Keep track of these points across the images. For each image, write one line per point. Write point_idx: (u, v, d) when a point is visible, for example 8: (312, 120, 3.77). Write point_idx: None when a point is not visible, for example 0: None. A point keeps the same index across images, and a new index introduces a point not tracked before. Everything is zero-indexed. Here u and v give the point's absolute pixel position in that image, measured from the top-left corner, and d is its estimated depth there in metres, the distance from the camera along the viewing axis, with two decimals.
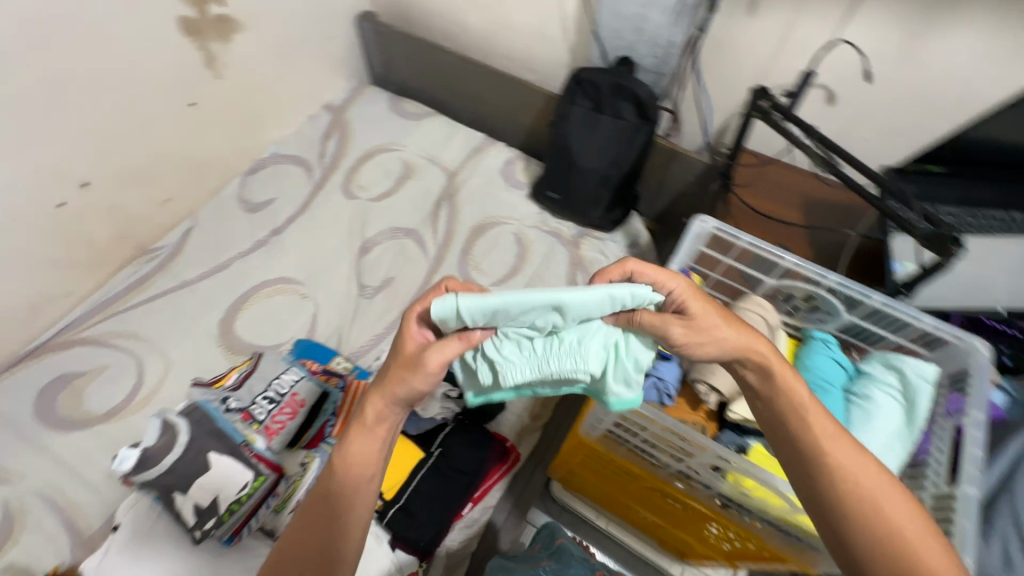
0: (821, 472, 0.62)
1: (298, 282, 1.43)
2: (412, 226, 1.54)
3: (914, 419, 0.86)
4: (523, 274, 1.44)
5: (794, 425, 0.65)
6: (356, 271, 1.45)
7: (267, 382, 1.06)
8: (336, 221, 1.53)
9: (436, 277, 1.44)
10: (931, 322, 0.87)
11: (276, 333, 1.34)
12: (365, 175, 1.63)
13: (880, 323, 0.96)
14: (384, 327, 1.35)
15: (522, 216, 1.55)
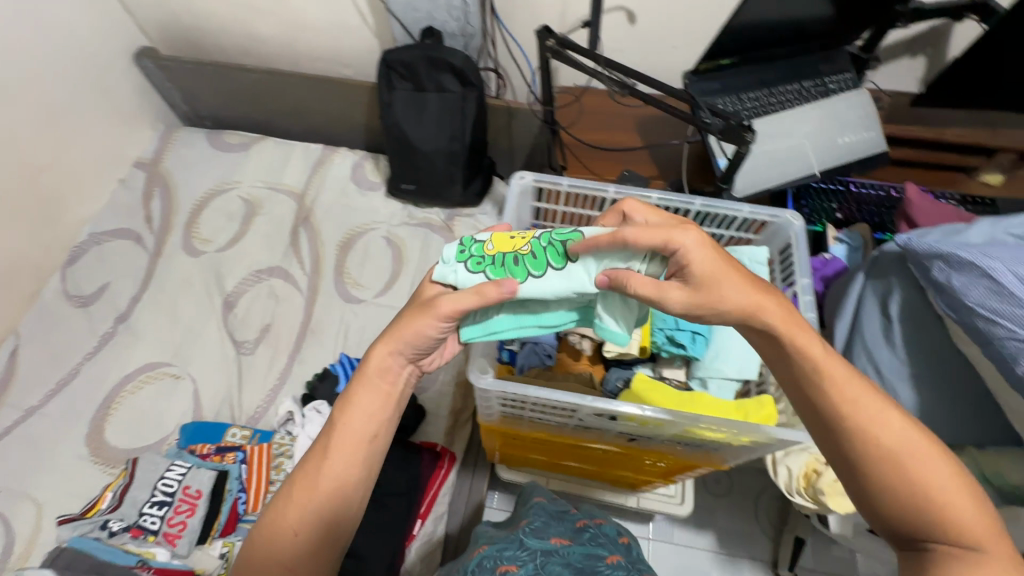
0: (855, 448, 0.51)
1: (164, 363, 1.28)
2: (274, 263, 1.42)
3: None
4: (405, 274, 1.39)
5: (819, 391, 0.54)
6: (227, 329, 1.32)
7: (151, 487, 0.95)
8: (188, 284, 1.38)
9: (316, 307, 1.36)
10: (747, 208, 0.75)
11: (157, 427, 1.20)
12: (205, 225, 1.48)
13: (710, 222, 0.82)
14: (276, 377, 1.26)
15: (387, 216, 1.48)
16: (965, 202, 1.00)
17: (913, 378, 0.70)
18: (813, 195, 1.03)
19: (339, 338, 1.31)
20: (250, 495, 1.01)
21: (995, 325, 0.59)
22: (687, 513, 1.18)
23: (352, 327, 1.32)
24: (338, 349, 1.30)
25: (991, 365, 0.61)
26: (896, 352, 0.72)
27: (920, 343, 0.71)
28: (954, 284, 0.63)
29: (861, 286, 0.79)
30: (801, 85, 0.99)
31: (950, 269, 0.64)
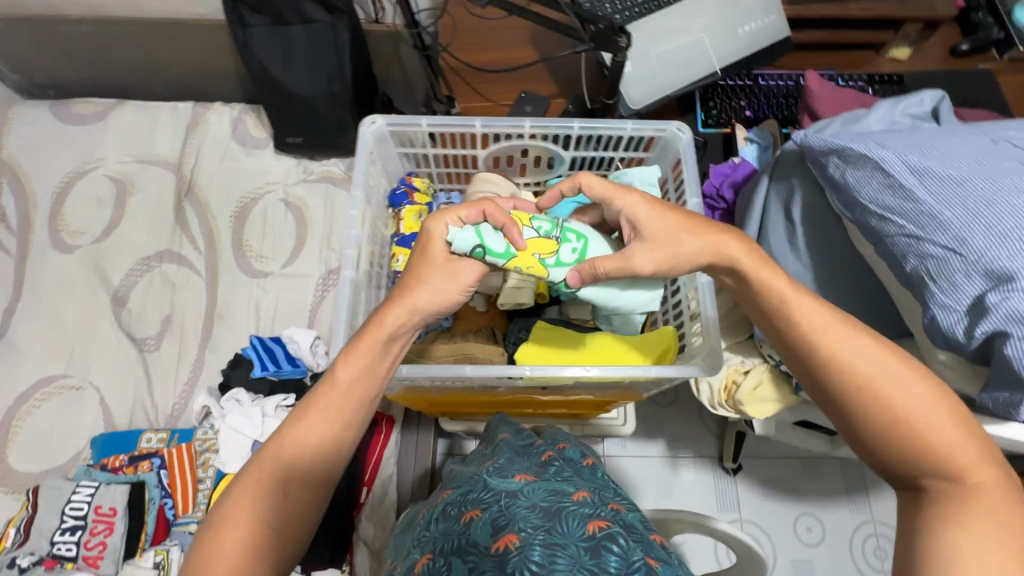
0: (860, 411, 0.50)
1: (58, 376, 1.16)
2: (162, 246, 1.28)
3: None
4: (312, 237, 1.28)
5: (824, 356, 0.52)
6: (124, 327, 1.20)
7: (59, 514, 0.90)
8: (68, 284, 1.23)
9: (220, 289, 1.24)
10: (631, 126, 0.73)
11: (66, 443, 1.11)
12: (72, 214, 1.30)
13: (597, 145, 0.79)
14: (188, 370, 1.16)
15: (281, 175, 1.34)
16: (871, 83, 0.95)
17: (818, 282, 0.68)
18: (721, 93, 0.95)
19: (251, 317, 1.21)
20: (176, 499, 0.97)
21: (887, 222, 0.56)
22: (630, 431, 1.19)
23: (263, 304, 1.22)
24: (251, 329, 1.20)
25: (883, 262, 0.59)
26: (799, 257, 0.69)
27: (822, 244, 0.68)
28: (850, 181, 0.59)
29: (765, 190, 0.74)
30: None
31: (845, 165, 0.60)
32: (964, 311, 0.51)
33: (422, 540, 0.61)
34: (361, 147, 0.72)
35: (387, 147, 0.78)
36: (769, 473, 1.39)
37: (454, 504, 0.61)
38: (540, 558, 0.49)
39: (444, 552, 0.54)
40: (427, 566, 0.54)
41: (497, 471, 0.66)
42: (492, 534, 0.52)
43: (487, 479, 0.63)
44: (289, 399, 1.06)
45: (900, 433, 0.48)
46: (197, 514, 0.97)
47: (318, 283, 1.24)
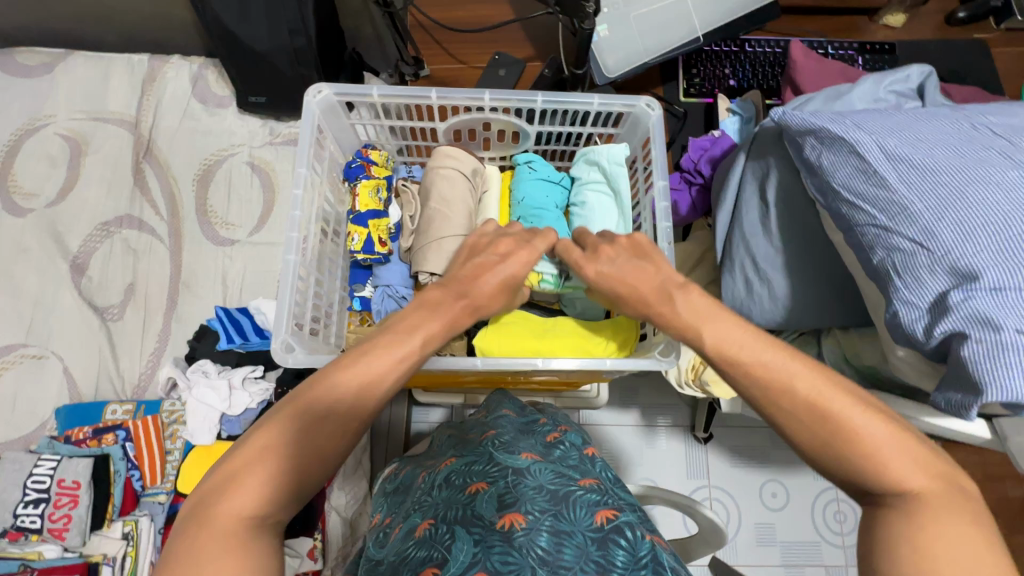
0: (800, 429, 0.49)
1: (18, 345, 1.13)
2: (122, 210, 1.22)
3: (626, 210, 0.75)
4: (281, 204, 1.23)
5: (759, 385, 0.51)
6: (85, 296, 1.16)
7: (20, 486, 0.89)
8: (23, 250, 1.18)
9: (184, 257, 1.20)
10: (598, 100, 0.70)
11: (30, 413, 1.09)
12: (23, 175, 1.22)
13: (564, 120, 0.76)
14: (154, 340, 1.14)
15: (246, 137, 1.27)
16: (861, 53, 0.90)
17: (787, 266, 0.66)
18: (705, 60, 0.90)
19: (217, 286, 1.18)
20: (143, 471, 0.97)
21: (857, 209, 0.54)
22: (604, 403, 1.19)
23: (230, 273, 1.19)
24: (217, 298, 1.17)
25: (851, 251, 0.58)
26: (771, 240, 0.68)
27: (794, 228, 0.66)
28: (824, 164, 0.57)
29: (742, 170, 0.72)
30: None
31: (822, 146, 0.58)
32: (927, 308, 0.49)
33: (421, 505, 0.62)
34: (306, 119, 0.69)
35: (338, 118, 0.74)
36: (739, 441, 1.42)
37: (457, 475, 0.62)
38: (545, 542, 0.51)
39: (447, 519, 0.55)
40: (428, 532, 0.55)
41: (505, 445, 0.67)
42: (498, 511, 0.54)
43: (496, 452, 0.65)
44: (257, 371, 1.05)
45: (835, 448, 0.48)
46: (166, 484, 0.97)
47: None
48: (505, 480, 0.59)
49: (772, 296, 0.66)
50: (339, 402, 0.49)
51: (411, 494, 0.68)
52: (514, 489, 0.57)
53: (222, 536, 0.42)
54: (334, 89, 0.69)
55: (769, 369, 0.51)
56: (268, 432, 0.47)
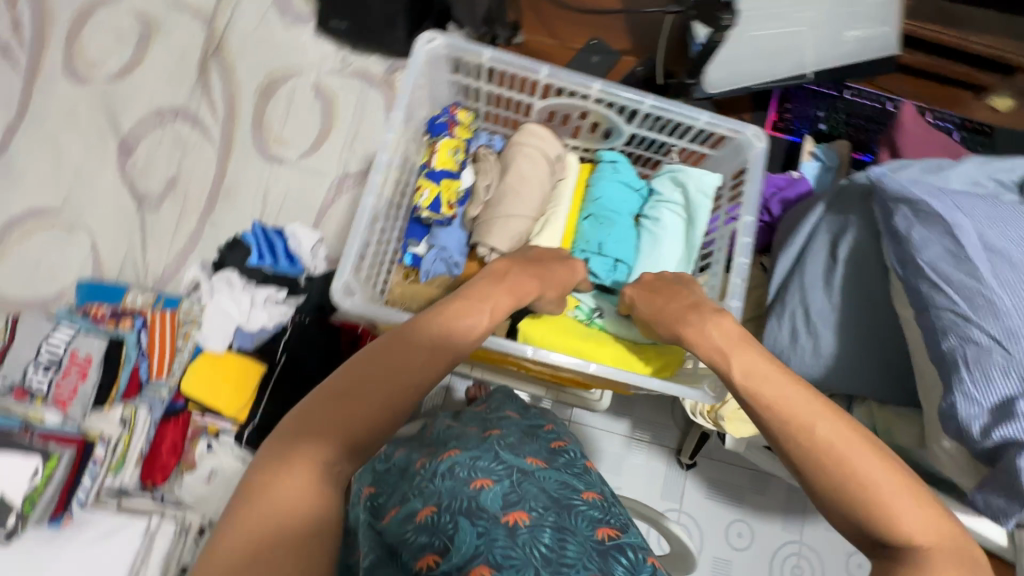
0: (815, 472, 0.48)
1: (53, 211, 1.13)
2: (179, 103, 1.21)
3: (694, 243, 0.75)
4: (336, 134, 1.22)
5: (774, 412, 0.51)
6: (127, 179, 1.16)
7: (36, 348, 0.90)
8: (75, 118, 1.17)
9: (230, 164, 1.19)
10: (706, 118, 0.69)
11: (51, 280, 1.10)
12: (89, 43, 1.21)
13: (659, 127, 0.75)
14: (184, 239, 1.14)
15: (316, 59, 1.25)
16: (960, 129, 0.88)
17: (839, 325, 0.66)
18: (803, 97, 0.89)
19: (256, 201, 1.17)
20: (153, 363, 0.97)
21: (938, 292, 0.53)
22: (604, 408, 1.20)
23: (271, 191, 1.18)
24: (254, 213, 1.16)
25: (917, 331, 0.57)
26: (830, 297, 0.67)
27: (856, 291, 0.65)
28: (913, 237, 0.56)
29: (817, 220, 0.71)
30: None
31: (915, 219, 0.57)
32: (987, 407, 0.50)
33: (421, 488, 0.70)
34: (413, 61, 0.69)
35: (440, 69, 0.74)
36: (720, 476, 1.44)
37: (463, 467, 0.70)
38: (547, 540, 0.61)
39: (451, 508, 0.64)
40: (431, 518, 0.63)
41: (508, 448, 0.78)
42: (503, 507, 0.64)
43: (499, 453, 0.75)
44: (281, 293, 1.05)
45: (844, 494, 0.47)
46: (172, 381, 0.98)
47: (331, 185, 1.19)
48: (509, 478, 0.70)
49: (816, 350, 0.66)
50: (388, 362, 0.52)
51: (409, 477, 0.74)
52: (515, 488, 0.68)
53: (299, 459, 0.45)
54: (446, 40, 0.70)
55: (787, 404, 0.51)
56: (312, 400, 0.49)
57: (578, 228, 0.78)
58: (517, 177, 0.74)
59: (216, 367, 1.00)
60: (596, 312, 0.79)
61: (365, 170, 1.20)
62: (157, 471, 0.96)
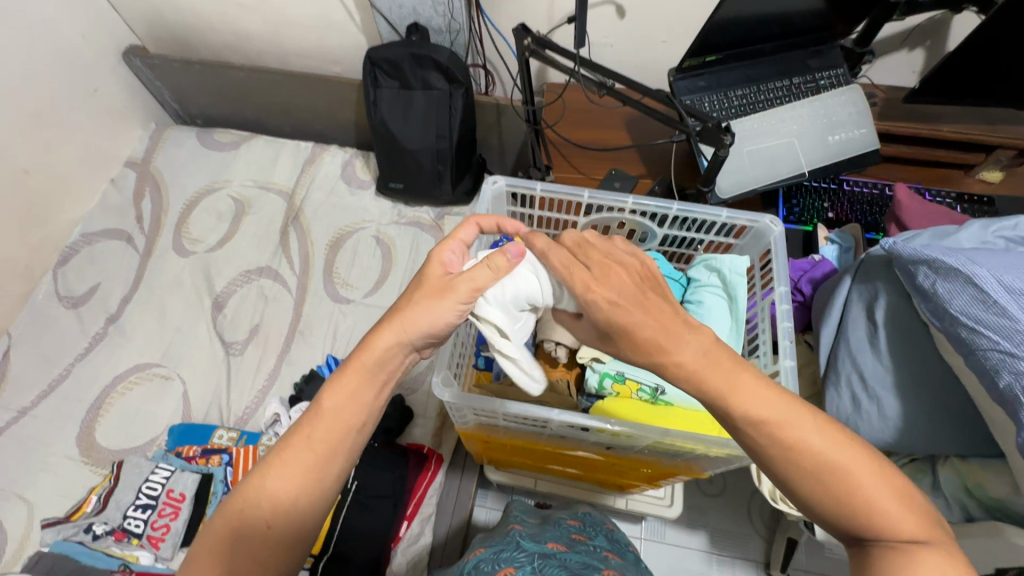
0: (798, 478, 0.48)
1: (154, 364, 1.28)
2: (263, 263, 1.41)
3: (740, 320, 0.73)
4: (393, 275, 1.38)
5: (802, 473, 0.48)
6: (217, 331, 1.32)
7: (135, 491, 0.95)
8: (179, 285, 1.39)
9: (305, 308, 1.34)
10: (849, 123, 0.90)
11: (148, 428, 1.20)
12: (195, 223, 1.48)
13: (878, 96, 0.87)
14: (264, 378, 1.25)
15: (377, 215, 1.47)
16: (959, 201, 0.96)
17: (898, 386, 0.68)
18: (805, 193, 0.99)
19: (327, 339, 1.30)
20: None
21: (979, 335, 0.58)
22: (676, 515, 1.14)
23: (340, 328, 1.31)
24: (326, 349, 1.29)
25: (973, 374, 0.61)
26: (880, 359, 0.70)
27: (904, 350, 0.69)
28: (939, 292, 0.62)
29: (847, 290, 0.77)
30: (790, 82, 0.96)
31: (936, 275, 0.63)
32: None
33: None
34: (481, 201, 0.78)
35: (498, 206, 0.83)
36: None
37: (488, 559, 0.59)
38: None
39: None
40: None
41: (529, 537, 0.69)
42: None
43: (520, 539, 0.66)
44: None
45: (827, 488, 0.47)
46: None
47: None
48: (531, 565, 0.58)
49: (882, 414, 0.68)
50: (342, 404, 0.56)
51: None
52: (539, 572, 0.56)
53: (278, 469, 0.54)
54: (507, 179, 0.80)
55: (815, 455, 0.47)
56: (339, 393, 0.56)
57: None
58: None
59: None
60: (719, 269, 0.74)
61: None
62: None
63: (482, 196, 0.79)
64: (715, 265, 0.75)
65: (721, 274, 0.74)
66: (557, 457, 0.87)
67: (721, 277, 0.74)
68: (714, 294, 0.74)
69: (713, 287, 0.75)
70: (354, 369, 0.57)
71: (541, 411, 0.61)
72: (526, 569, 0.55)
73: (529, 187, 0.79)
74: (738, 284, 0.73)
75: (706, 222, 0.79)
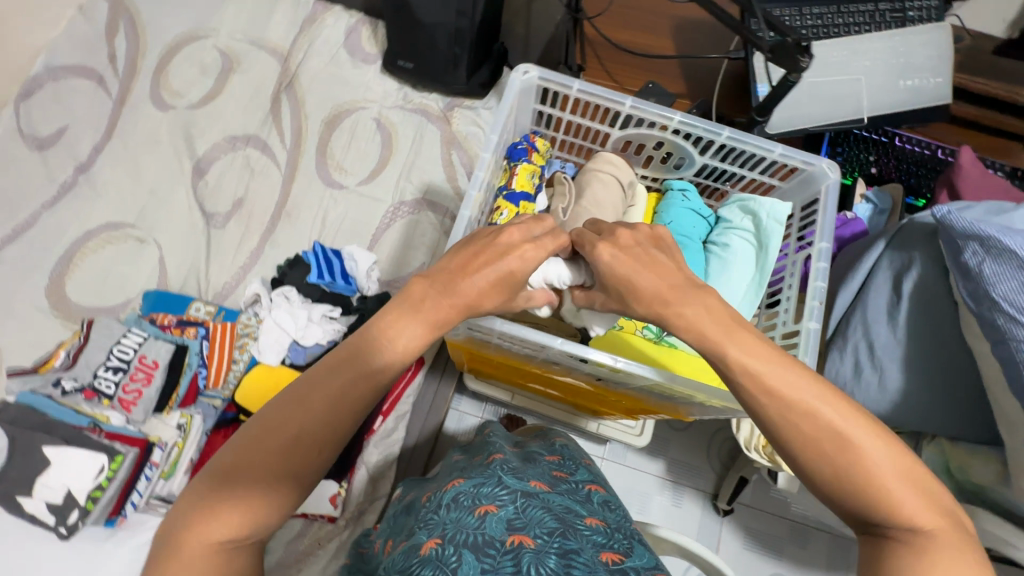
0: (793, 441, 0.48)
1: (128, 224, 1.21)
2: (251, 131, 1.29)
3: (766, 269, 0.70)
4: (392, 166, 1.28)
5: (794, 432, 0.47)
6: (198, 199, 1.23)
7: (106, 352, 0.92)
8: (156, 141, 1.27)
9: (294, 187, 1.25)
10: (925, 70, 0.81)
11: (121, 290, 1.15)
12: (175, 73, 1.32)
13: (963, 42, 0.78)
14: (246, 256, 1.19)
15: (380, 95, 1.33)
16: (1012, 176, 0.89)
17: (907, 361, 0.66)
18: (854, 142, 0.90)
19: (315, 224, 1.23)
20: (210, 371, 0.99)
21: (1016, 324, 0.55)
22: (644, 444, 1.18)
23: (329, 214, 1.23)
24: (313, 235, 1.22)
25: (995, 362, 0.59)
26: (896, 331, 0.67)
27: (924, 326, 0.66)
28: (985, 273, 0.58)
29: (878, 255, 0.72)
30: (875, 7, 0.83)
31: (986, 254, 0.58)
32: None
33: (425, 519, 0.61)
34: (510, 90, 0.68)
35: (527, 102, 0.74)
36: (763, 527, 1.32)
37: (468, 494, 0.60)
38: (554, 548, 0.53)
39: (455, 538, 0.55)
40: (434, 551, 0.53)
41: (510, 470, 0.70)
42: (507, 532, 0.55)
43: (502, 471, 0.68)
44: (335, 313, 1.08)
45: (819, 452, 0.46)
46: (226, 391, 0.99)
47: (387, 209, 1.25)
48: (514, 503, 0.60)
49: (884, 386, 0.66)
50: (405, 334, 0.51)
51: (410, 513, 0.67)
52: (522, 512, 0.58)
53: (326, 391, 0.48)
54: (542, 72, 0.69)
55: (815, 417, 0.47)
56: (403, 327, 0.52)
57: None
58: (595, 201, 0.72)
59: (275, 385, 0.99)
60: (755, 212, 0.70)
61: (419, 198, 1.26)
62: None
63: (510, 87, 0.69)
64: (752, 209, 0.71)
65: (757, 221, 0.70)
66: (542, 381, 0.87)
67: (757, 223, 0.70)
68: (740, 240, 0.71)
69: (741, 232, 0.71)
70: (415, 310, 0.52)
71: (541, 338, 0.58)
72: (507, 510, 0.58)
73: (565, 86, 0.70)
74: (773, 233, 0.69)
75: (753, 156, 0.71)
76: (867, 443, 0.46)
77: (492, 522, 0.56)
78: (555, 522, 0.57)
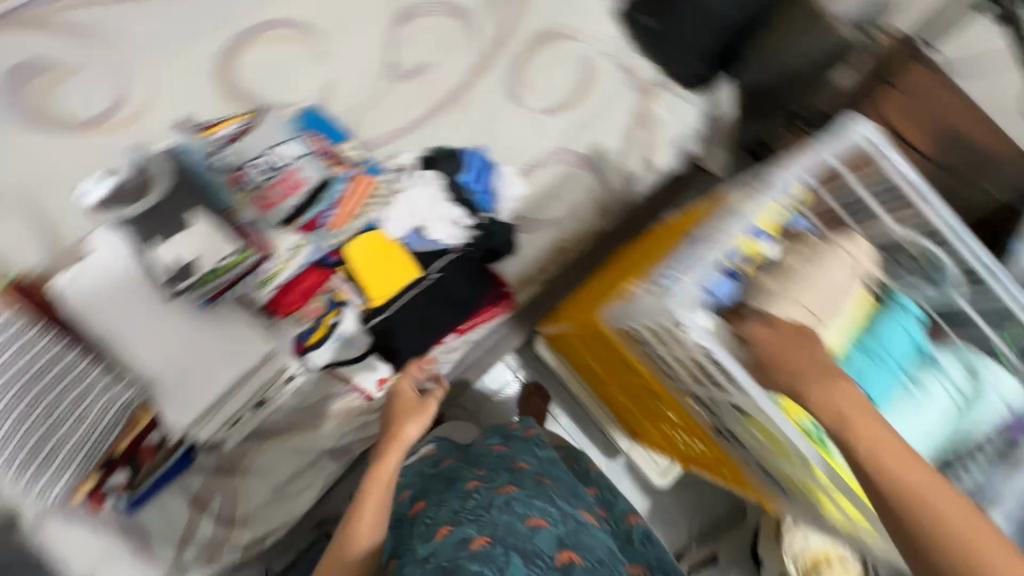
0: (922, 532, 0.52)
1: (313, 28, 1.14)
2: (467, 4, 1.22)
3: (957, 426, 0.81)
4: (578, 111, 1.22)
5: (925, 523, 0.52)
6: (389, 42, 1.18)
7: (268, 150, 0.94)
8: None
9: (480, 81, 1.20)
10: None
11: (283, 90, 1.11)
12: None
13: None
14: (408, 121, 1.16)
15: (601, 37, 1.27)
16: None
17: None
18: None
19: (483, 126, 1.18)
20: (336, 216, 1.01)
21: None
22: (660, 486, 1.21)
23: (500, 124, 1.19)
24: (477, 136, 1.17)
25: None
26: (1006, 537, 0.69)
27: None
28: None
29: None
30: None
31: None
32: None
33: (472, 510, 0.70)
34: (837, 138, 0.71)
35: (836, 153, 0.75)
36: None
37: (523, 503, 0.70)
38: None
39: (507, 542, 0.62)
40: (485, 549, 0.61)
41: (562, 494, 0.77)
42: (557, 548, 0.65)
43: (555, 496, 0.75)
44: (465, 220, 1.08)
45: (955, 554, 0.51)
46: (338, 239, 1.02)
47: (547, 151, 1.20)
48: (563, 525, 0.69)
49: None
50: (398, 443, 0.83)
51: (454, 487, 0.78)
52: (570, 534, 0.68)
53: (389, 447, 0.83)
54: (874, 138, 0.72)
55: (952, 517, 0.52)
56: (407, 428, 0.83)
57: (854, 358, 0.81)
58: (829, 280, 0.75)
59: (382, 254, 1.03)
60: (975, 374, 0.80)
61: (585, 156, 1.21)
62: (281, 304, 1.00)
63: (840, 133, 0.72)
64: (979, 372, 0.80)
65: (973, 377, 0.80)
66: (621, 376, 0.94)
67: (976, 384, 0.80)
68: (951, 392, 0.81)
69: (952, 390, 0.81)
70: (405, 418, 0.85)
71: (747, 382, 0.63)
72: (555, 530, 0.67)
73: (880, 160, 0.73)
74: (994, 406, 0.79)
75: (980, 301, 0.79)
76: (996, 557, 0.50)
77: (541, 535, 0.65)
78: (602, 556, 0.68)
